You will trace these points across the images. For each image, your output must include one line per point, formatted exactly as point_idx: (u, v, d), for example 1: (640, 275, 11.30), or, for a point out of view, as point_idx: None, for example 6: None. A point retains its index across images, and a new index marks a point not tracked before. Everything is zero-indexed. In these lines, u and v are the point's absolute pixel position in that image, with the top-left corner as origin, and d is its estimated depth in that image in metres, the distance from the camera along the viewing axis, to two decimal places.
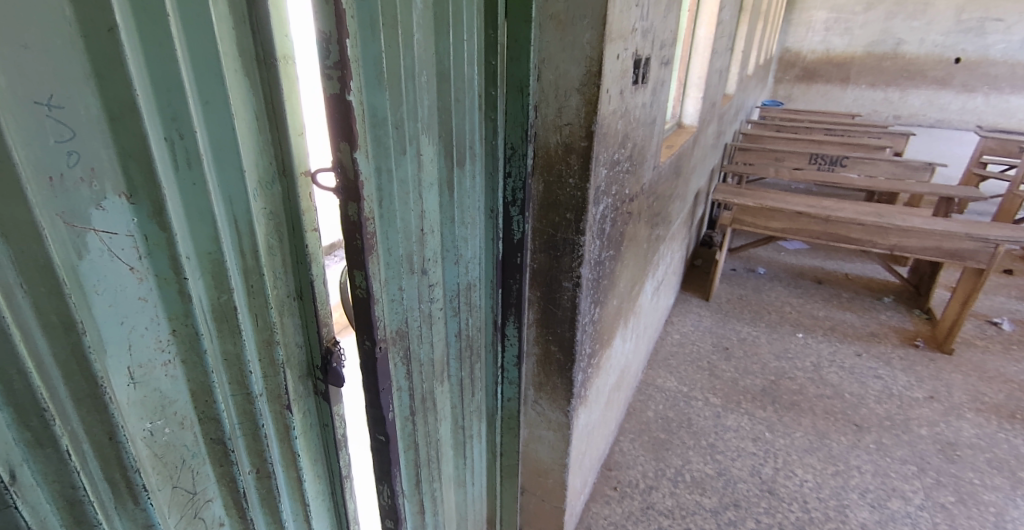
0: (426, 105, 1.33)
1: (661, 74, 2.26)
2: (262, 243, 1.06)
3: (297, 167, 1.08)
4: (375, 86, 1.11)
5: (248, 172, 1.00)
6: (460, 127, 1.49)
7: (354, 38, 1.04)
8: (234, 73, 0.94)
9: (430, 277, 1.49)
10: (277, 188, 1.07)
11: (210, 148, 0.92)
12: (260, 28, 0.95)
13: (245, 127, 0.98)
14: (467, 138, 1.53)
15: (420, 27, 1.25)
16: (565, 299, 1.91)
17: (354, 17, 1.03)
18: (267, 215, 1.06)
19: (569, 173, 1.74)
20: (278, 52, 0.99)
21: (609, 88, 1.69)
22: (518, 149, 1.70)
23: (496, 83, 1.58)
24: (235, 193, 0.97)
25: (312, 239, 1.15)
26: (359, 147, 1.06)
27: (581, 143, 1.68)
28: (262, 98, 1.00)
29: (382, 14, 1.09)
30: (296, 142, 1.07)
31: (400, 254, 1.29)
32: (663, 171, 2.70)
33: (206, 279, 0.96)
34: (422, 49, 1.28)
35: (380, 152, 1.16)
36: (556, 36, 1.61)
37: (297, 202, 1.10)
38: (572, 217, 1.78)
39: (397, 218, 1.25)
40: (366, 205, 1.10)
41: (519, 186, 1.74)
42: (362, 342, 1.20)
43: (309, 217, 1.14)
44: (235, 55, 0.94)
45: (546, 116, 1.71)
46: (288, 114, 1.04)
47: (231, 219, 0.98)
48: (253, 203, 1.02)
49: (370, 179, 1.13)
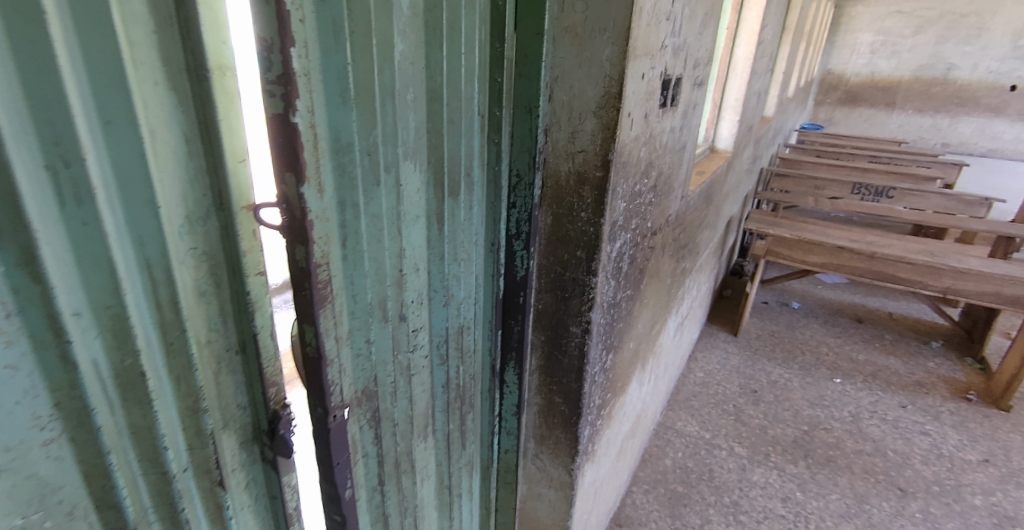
0: (411, 127, 1.14)
1: (694, 95, 2.03)
2: (188, 290, 0.87)
3: (238, 200, 0.89)
4: (338, 105, 0.92)
5: (170, 206, 0.82)
6: (454, 153, 1.28)
7: (309, 46, 0.84)
8: (151, 86, 0.76)
9: (409, 323, 1.29)
10: (211, 223, 0.88)
11: (111, 179, 0.74)
12: (190, 31, 0.77)
13: (167, 152, 0.80)
14: (464, 165, 1.33)
15: (402, 36, 1.06)
16: (572, 347, 1.68)
17: (310, 20, 0.84)
18: (197, 255, 0.88)
19: (580, 206, 1.52)
20: (213, 60, 0.80)
21: (632, 111, 1.47)
22: (524, 177, 1.49)
23: (502, 103, 1.38)
24: (147, 232, 0.79)
25: (257, 285, 0.96)
26: (309, 179, 0.86)
27: (596, 173, 1.47)
28: (193, 116, 0.81)
29: (348, 18, 0.90)
30: (236, 169, 0.88)
31: (369, 303, 1.09)
32: (692, 200, 2.44)
33: (104, 338, 0.78)
34: (407, 62, 1.09)
35: (344, 184, 0.97)
36: (571, 51, 1.41)
37: (238, 241, 0.91)
38: (583, 255, 1.56)
39: (366, 259, 1.06)
40: (317, 249, 0.90)
41: (524, 218, 1.53)
42: (314, 408, 1.00)
43: (254, 258, 0.94)
44: (156, 65, 0.76)
45: (557, 141, 1.50)
46: (226, 135, 0.84)
47: (142, 265, 0.80)
48: (176, 244, 0.84)
49: (327, 216, 0.94)
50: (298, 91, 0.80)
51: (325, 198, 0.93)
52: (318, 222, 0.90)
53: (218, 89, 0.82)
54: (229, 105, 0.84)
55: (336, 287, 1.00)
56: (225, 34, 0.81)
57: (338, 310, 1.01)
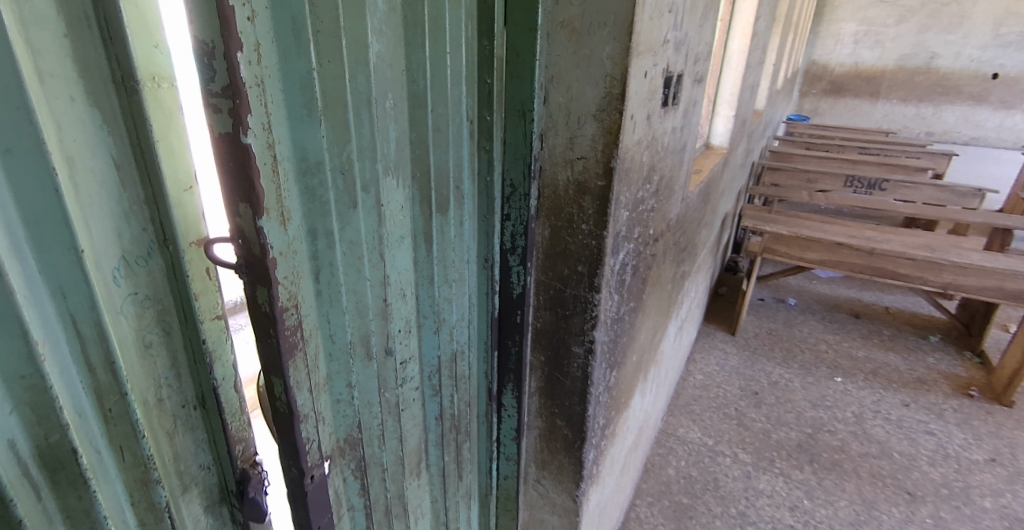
0: (392, 139, 1.00)
1: (694, 93, 1.91)
2: (128, 345, 0.73)
3: (184, 234, 0.74)
4: (302, 119, 0.78)
5: (98, 247, 0.67)
6: (442, 164, 1.14)
7: (265, 50, 0.71)
8: (64, 104, 0.61)
9: (397, 355, 1.14)
10: (154, 264, 0.73)
11: (16, 222, 0.59)
12: (111, 36, 0.63)
13: (90, 182, 0.65)
14: (453, 177, 1.19)
15: (378, 35, 0.92)
16: (575, 369, 1.56)
17: (265, 19, 0.70)
18: (139, 302, 0.73)
19: (581, 218, 1.40)
20: (143, 69, 0.66)
21: (634, 113, 1.35)
22: (519, 187, 1.36)
23: (492, 106, 1.26)
24: (68, 281, 0.64)
25: (213, 331, 0.81)
26: (269, 209, 0.72)
27: (597, 183, 1.35)
28: (122, 138, 0.67)
29: (311, 15, 0.76)
30: (181, 198, 0.73)
31: (350, 343, 0.96)
32: (691, 202, 2.33)
33: (19, 414, 0.62)
34: (384, 66, 0.95)
35: (314, 210, 0.83)
36: (568, 49, 1.28)
37: (187, 282, 0.76)
38: (585, 270, 1.44)
39: (345, 293, 0.92)
40: (284, 290, 0.76)
41: (519, 231, 1.40)
42: (287, 469, 0.86)
43: (208, 301, 0.79)
44: (71, 78, 0.61)
45: (554, 147, 1.38)
46: (164, 158, 0.70)
47: (64, 321, 0.65)
48: (108, 292, 0.69)
49: (295, 249, 0.80)
50: (251, 107, 0.66)
51: (291, 228, 0.79)
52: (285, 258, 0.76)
53: (152, 104, 0.67)
54: (167, 123, 0.69)
55: (306, 329, 0.86)
56: (158, 37, 0.66)
57: (312, 356, 0.87)
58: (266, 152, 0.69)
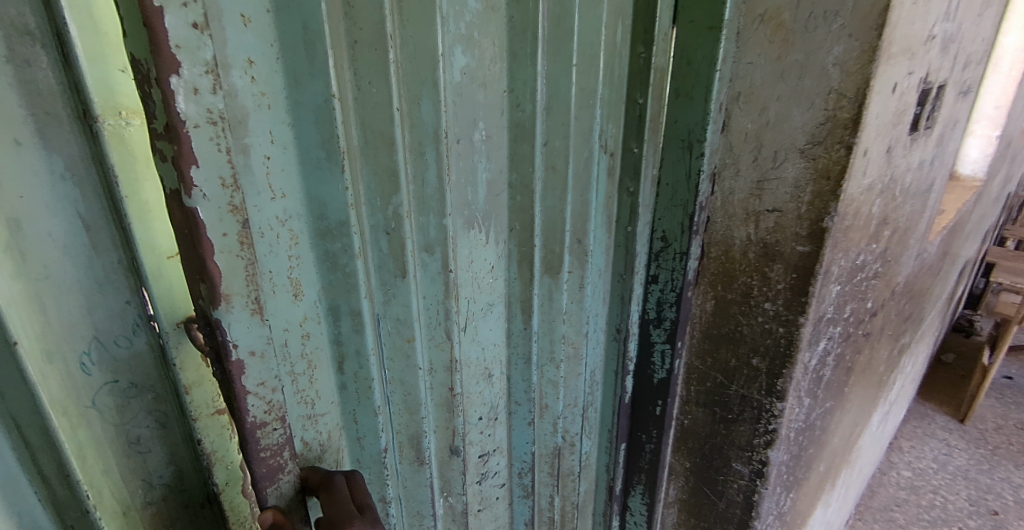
0: (482, 184, 0.75)
1: (958, 110, 1.31)
2: (99, 447, 0.48)
3: (167, 308, 0.48)
4: (315, 164, 0.56)
5: (52, 336, 0.44)
6: (558, 213, 0.85)
7: (254, 73, 0.50)
8: (4, 155, 0.39)
9: (463, 448, 0.84)
10: (140, 348, 0.49)
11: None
12: (67, 55, 0.40)
13: (45, 250, 0.42)
14: (571, 228, 0.88)
15: (464, 43, 0.67)
16: (733, 491, 1.16)
17: (261, 27, 0.50)
18: (121, 393, 0.48)
19: (765, 293, 1.00)
20: (107, 99, 0.42)
21: (871, 148, 0.89)
22: (672, 243, 1.02)
23: (643, 134, 0.94)
24: (4, 382, 0.42)
25: (212, 430, 0.53)
26: (242, 290, 0.51)
27: (796, 247, 0.94)
28: (94, 194, 0.44)
29: (333, 20, 0.53)
30: (163, 269, 0.48)
31: (388, 444, 0.72)
32: (928, 259, 1.66)
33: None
34: (475, 84, 0.70)
35: (335, 282, 0.61)
36: (768, 55, 0.89)
37: (175, 374, 0.50)
38: (762, 365, 1.04)
39: (379, 391, 0.68)
40: (258, 401, 0.54)
41: (670, 299, 1.05)
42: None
43: (206, 394, 0.52)
44: (14, 111, 0.39)
45: (732, 192, 0.98)
46: (137, 220, 0.45)
47: (5, 428, 0.43)
48: (71, 383, 0.45)
49: (297, 333, 0.59)
50: (199, 155, 0.45)
51: (294, 310, 0.58)
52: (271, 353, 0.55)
53: (127, 152, 0.43)
54: (147, 177, 0.45)
55: (316, 436, 0.64)
56: (123, 56, 0.42)
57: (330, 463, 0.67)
58: (229, 217, 0.48)
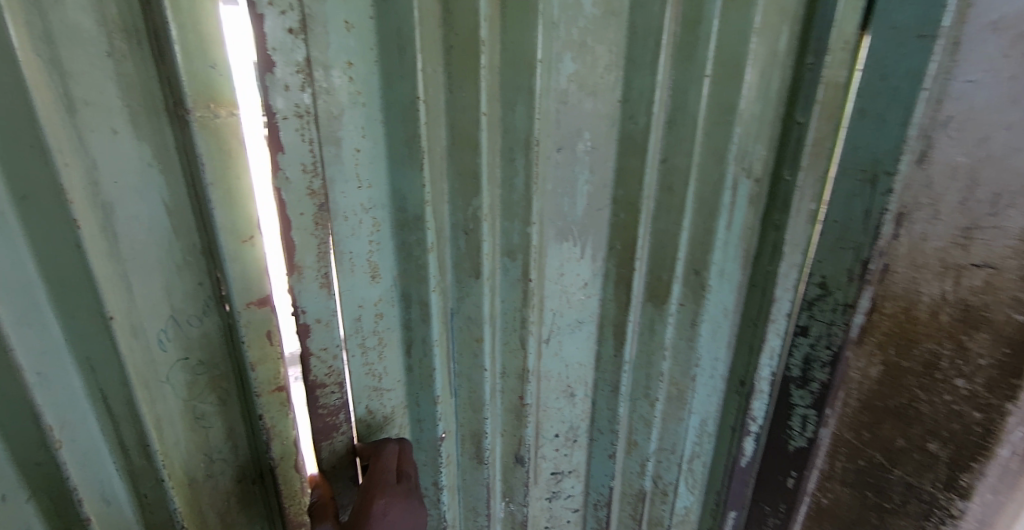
0: (581, 197, 0.73)
1: None
2: (171, 416, 0.55)
3: (238, 292, 0.54)
4: (400, 159, 0.60)
5: (138, 314, 0.50)
6: (669, 238, 0.78)
7: (354, 74, 0.56)
8: (103, 141, 0.46)
9: (532, 461, 0.82)
10: (210, 326, 0.55)
11: (35, 285, 0.45)
12: (163, 55, 0.46)
13: (135, 233, 0.49)
14: (682, 257, 0.79)
15: (575, 49, 0.66)
16: None
17: (364, 32, 0.56)
18: (190, 370, 0.55)
19: (957, 367, 0.81)
20: (201, 92, 0.47)
21: None
22: (835, 293, 0.86)
23: (801, 161, 0.79)
24: (97, 351, 0.48)
25: (272, 406, 0.59)
26: (312, 262, 0.58)
27: (1012, 316, 0.75)
28: (177, 179, 0.50)
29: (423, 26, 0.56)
30: (240, 251, 0.53)
31: (447, 431, 0.74)
32: None
33: (38, 503, 0.48)
34: (583, 92, 0.68)
35: (409, 272, 0.64)
36: (998, 71, 0.69)
37: (242, 349, 0.56)
38: (941, 452, 0.85)
39: (440, 383, 0.69)
40: (320, 362, 0.62)
41: (823, 358, 0.90)
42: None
43: (270, 370, 0.58)
44: (114, 104, 0.46)
45: (925, 236, 0.78)
46: (219, 206, 0.51)
47: (91, 394, 0.49)
48: (149, 356, 0.52)
49: (372, 313, 0.64)
50: (285, 143, 0.53)
51: (371, 290, 0.64)
52: (337, 324, 0.62)
53: (212, 137, 0.49)
54: (229, 164, 0.50)
55: (383, 410, 0.69)
56: (220, 53, 0.48)
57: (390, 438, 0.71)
58: (307, 200, 0.55)
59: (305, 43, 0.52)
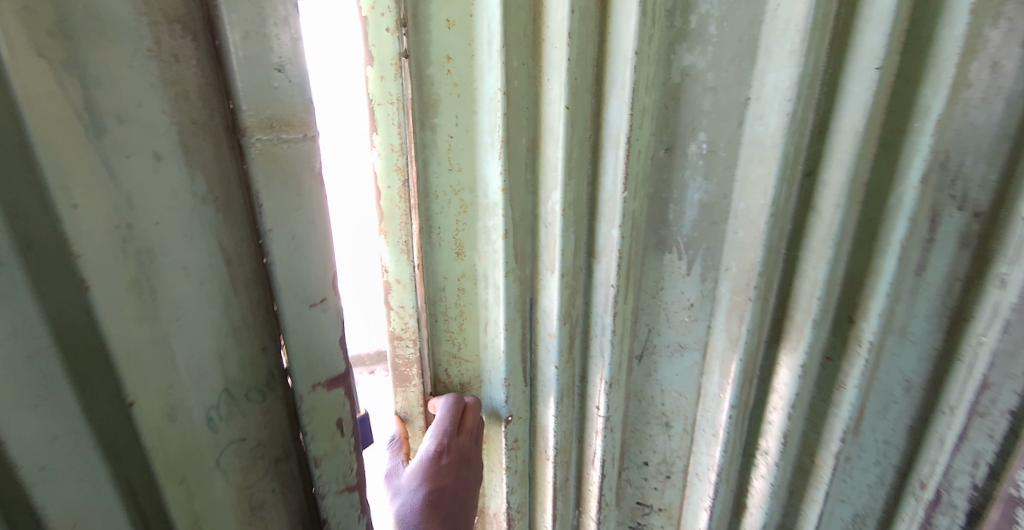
0: (691, 206, 0.65)
1: None
2: (217, 505, 0.51)
3: (303, 375, 0.53)
4: (483, 146, 0.63)
5: (179, 391, 0.46)
6: (803, 271, 0.63)
7: (450, 65, 0.61)
8: (142, 167, 0.41)
9: (609, 480, 0.78)
10: (271, 400, 0.54)
11: (43, 349, 0.38)
12: (217, 54, 0.43)
13: (178, 285, 0.45)
14: (821, 297, 0.63)
15: (690, 41, 0.59)
16: None
17: (465, 29, 0.60)
18: (246, 453, 0.53)
19: None
20: (258, 105, 0.44)
21: None
22: None
23: None
24: (119, 436, 0.43)
25: (338, 504, 0.60)
26: (392, 227, 0.65)
27: None
28: (234, 212, 0.47)
29: (505, 21, 0.56)
30: (306, 317, 0.52)
31: (515, 416, 0.75)
32: None
33: None
34: (701, 86, 0.60)
35: (485, 251, 0.67)
36: None
37: (306, 431, 0.56)
38: None
39: (505, 366, 0.71)
40: (395, 317, 0.70)
41: None
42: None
43: (336, 464, 0.59)
44: (155, 116, 0.42)
45: None
46: (280, 259, 0.49)
47: (115, 487, 0.43)
48: (197, 437, 0.48)
49: (450, 284, 0.70)
50: (377, 124, 0.61)
51: (455, 265, 0.69)
52: (415, 285, 0.69)
53: (274, 164, 0.46)
54: (296, 208, 0.48)
55: (462, 376, 0.75)
56: (288, 55, 0.45)
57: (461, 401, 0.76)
58: (393, 174, 0.63)
59: (403, 36, 0.59)
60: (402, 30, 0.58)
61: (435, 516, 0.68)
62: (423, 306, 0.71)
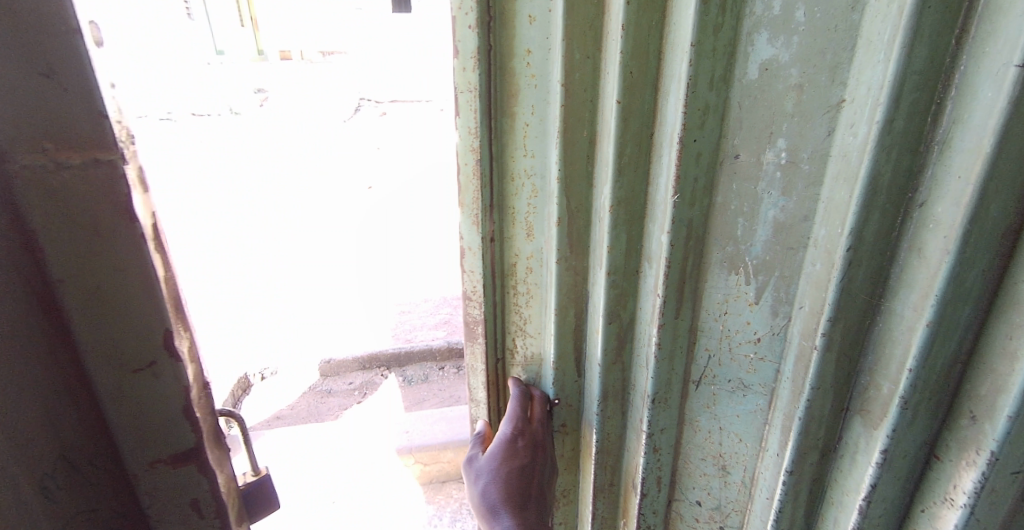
0: (763, 224, 0.55)
1: None
2: None
3: (136, 440, 0.53)
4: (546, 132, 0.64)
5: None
6: (894, 329, 0.49)
7: (534, 58, 0.61)
8: None
9: (655, 503, 0.74)
10: (109, 461, 0.53)
11: None
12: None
13: None
14: (915, 373, 0.48)
15: (774, 30, 0.50)
16: None
17: (546, 23, 0.59)
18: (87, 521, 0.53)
19: None
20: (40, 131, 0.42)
21: None
22: None
23: None
24: None
25: None
26: (467, 201, 0.69)
27: None
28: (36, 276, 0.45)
29: (568, 10, 0.56)
30: (130, 381, 0.50)
31: (564, 401, 0.77)
32: None
33: None
34: (783, 83, 0.51)
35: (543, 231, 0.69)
36: None
37: (152, 494, 0.56)
38: None
39: (555, 351, 0.74)
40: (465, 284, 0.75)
41: None
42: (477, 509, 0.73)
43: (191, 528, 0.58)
44: None
45: None
46: (85, 321, 0.47)
47: None
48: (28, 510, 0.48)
49: (522, 264, 0.73)
50: (460, 109, 0.64)
51: (525, 245, 0.72)
52: (489, 259, 0.72)
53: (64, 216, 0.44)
54: (109, 275, 0.47)
55: (527, 350, 0.78)
56: (63, 64, 0.41)
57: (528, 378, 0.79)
58: (468, 154, 0.66)
59: (487, 31, 0.60)
60: (486, 18, 0.59)
61: (515, 499, 0.71)
62: (493, 280, 0.74)
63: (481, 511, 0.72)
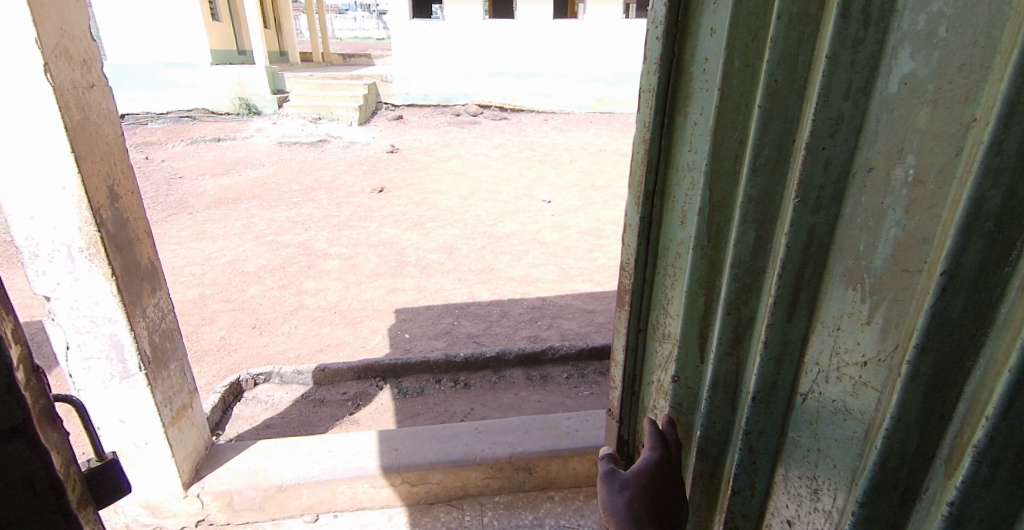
0: (885, 242, 0.53)
1: None
2: None
3: None
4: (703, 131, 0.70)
5: None
6: (992, 369, 0.46)
7: (708, 62, 0.68)
8: None
9: (752, 507, 0.74)
10: None
11: None
12: None
13: None
14: (997, 421, 0.45)
15: (921, 41, 0.48)
16: None
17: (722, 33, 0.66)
18: None
19: None
20: None
21: None
22: None
23: None
24: None
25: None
26: (636, 181, 0.82)
27: None
28: None
29: (732, 23, 0.62)
30: None
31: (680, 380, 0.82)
32: None
33: None
34: (920, 98, 0.49)
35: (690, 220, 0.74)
36: None
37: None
38: None
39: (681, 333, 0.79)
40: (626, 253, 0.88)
41: None
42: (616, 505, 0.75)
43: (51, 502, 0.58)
44: None
45: None
46: None
47: None
48: None
49: (675, 250, 0.79)
50: (641, 104, 0.79)
51: (679, 231, 0.78)
52: (645, 238, 0.83)
53: None
54: None
55: (665, 329, 0.84)
56: None
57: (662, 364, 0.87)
58: (641, 142, 0.80)
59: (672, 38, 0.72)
60: (673, 28, 0.71)
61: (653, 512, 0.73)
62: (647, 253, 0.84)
63: (619, 523, 0.74)
